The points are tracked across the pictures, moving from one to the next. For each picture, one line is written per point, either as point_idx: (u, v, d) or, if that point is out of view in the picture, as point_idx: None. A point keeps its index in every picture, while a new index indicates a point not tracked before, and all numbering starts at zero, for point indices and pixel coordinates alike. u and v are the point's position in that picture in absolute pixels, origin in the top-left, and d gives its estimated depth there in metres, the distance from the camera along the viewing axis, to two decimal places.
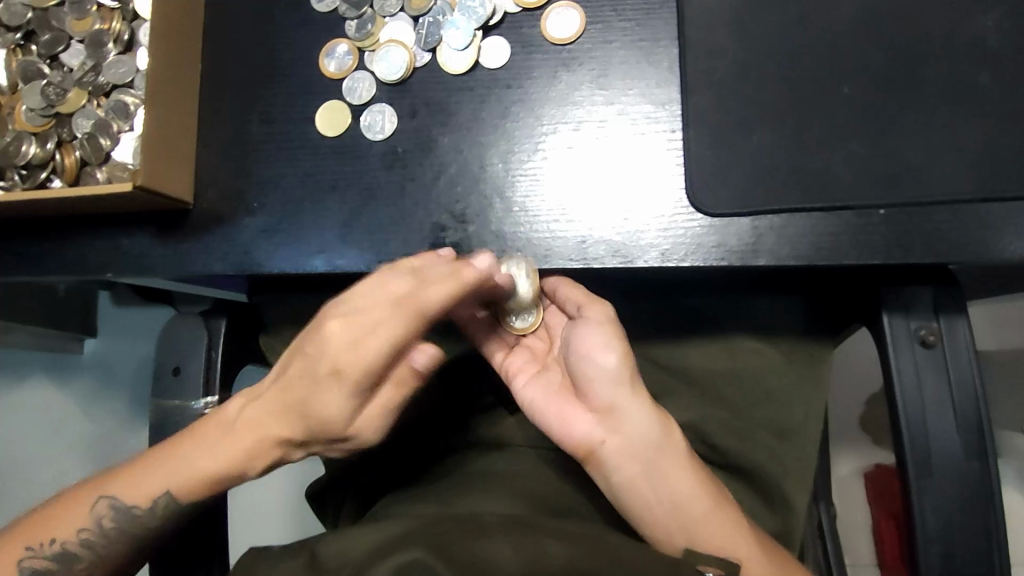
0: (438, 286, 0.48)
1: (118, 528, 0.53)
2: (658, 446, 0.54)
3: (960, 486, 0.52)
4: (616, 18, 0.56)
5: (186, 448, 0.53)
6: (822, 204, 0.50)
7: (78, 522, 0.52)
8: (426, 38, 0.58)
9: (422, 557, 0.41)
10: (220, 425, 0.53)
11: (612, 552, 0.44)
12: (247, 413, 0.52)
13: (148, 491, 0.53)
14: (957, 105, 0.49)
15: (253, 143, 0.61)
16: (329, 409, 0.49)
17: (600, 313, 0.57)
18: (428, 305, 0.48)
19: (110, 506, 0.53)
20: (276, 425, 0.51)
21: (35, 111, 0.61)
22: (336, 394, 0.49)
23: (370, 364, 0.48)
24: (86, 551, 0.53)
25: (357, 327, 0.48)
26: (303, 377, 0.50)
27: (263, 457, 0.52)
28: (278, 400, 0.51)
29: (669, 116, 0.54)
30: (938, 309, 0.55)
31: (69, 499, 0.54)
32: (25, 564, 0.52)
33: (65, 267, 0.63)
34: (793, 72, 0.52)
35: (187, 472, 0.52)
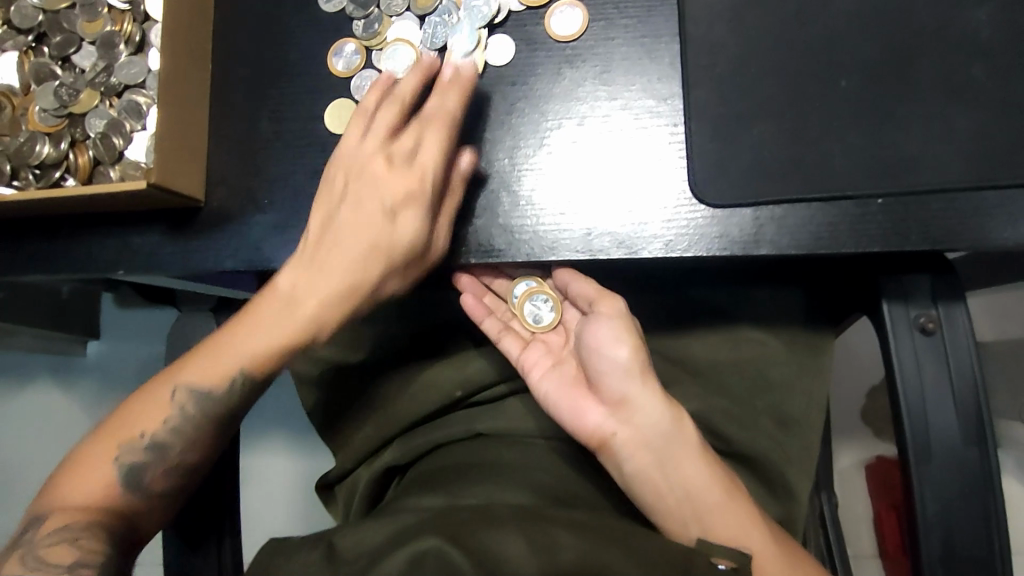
0: (447, 94, 0.54)
1: (202, 412, 0.56)
2: (671, 437, 0.55)
3: (959, 470, 0.53)
4: (618, 16, 0.57)
5: (251, 326, 0.57)
6: (821, 194, 0.51)
7: (163, 413, 0.55)
8: (432, 38, 0.59)
9: (438, 546, 0.42)
10: (285, 298, 0.57)
11: (623, 543, 0.45)
12: (304, 281, 0.56)
13: (223, 370, 0.56)
14: (953, 97, 0.51)
15: (263, 142, 0.63)
16: (400, 230, 0.54)
17: (613, 307, 0.58)
18: (451, 108, 0.54)
19: (189, 394, 0.56)
20: (348, 272, 0.56)
21: (47, 113, 0.62)
22: (408, 214, 0.54)
23: (431, 172, 0.54)
24: (178, 438, 0.55)
25: (402, 157, 0.55)
26: (357, 224, 0.56)
27: (338, 306, 0.56)
28: (346, 250, 0.56)
29: (671, 110, 0.55)
30: (936, 297, 0.56)
31: (147, 397, 0.56)
32: (123, 459, 0.54)
33: (77, 265, 0.65)
34: (792, 67, 0.53)
35: (262, 346, 0.56)
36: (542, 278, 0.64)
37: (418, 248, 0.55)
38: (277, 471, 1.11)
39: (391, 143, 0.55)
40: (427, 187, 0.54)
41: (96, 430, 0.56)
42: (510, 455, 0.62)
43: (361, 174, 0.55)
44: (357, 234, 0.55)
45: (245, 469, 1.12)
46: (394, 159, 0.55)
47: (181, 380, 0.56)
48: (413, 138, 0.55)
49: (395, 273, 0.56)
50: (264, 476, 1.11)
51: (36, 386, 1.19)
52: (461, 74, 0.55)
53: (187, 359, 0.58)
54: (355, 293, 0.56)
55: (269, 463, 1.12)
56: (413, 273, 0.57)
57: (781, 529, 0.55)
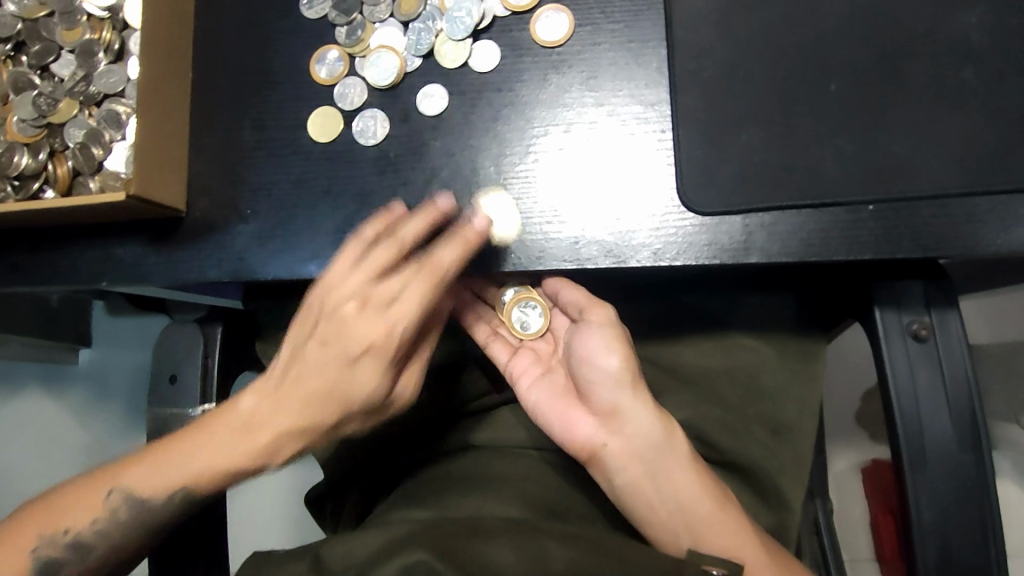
0: (447, 248, 0.51)
1: (132, 520, 0.53)
2: (662, 448, 0.54)
3: (954, 478, 0.53)
4: (605, 21, 0.56)
5: (200, 444, 0.53)
6: (812, 200, 0.51)
7: (92, 514, 0.52)
8: (415, 45, 0.58)
9: (426, 558, 0.42)
10: (242, 420, 0.53)
11: (614, 553, 0.44)
12: (265, 406, 0.53)
13: (167, 483, 0.53)
14: (943, 100, 0.50)
15: (245, 151, 0.61)
16: (361, 379, 0.53)
17: (602, 316, 0.57)
18: (444, 266, 0.51)
19: (124, 498, 0.53)
20: (309, 411, 0.53)
21: (25, 122, 0.61)
22: (371, 364, 0.52)
23: (402, 326, 0.52)
24: (101, 541, 0.52)
25: (377, 305, 0.52)
26: (322, 364, 0.53)
27: (291, 442, 0.54)
28: (307, 388, 0.53)
29: (659, 116, 0.54)
30: (930, 302, 0.55)
31: (82, 488, 0.53)
32: (38, 553, 0.51)
33: (58, 277, 0.64)
34: (780, 71, 0.52)
35: (208, 464, 0.53)
36: (531, 286, 0.61)
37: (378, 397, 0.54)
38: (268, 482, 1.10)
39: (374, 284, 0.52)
40: (395, 343, 0.52)
41: (21, 509, 0.53)
42: (500, 466, 0.61)
43: (333, 314, 0.52)
44: (320, 374, 0.53)
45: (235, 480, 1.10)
46: (369, 304, 0.52)
47: (118, 482, 0.53)
48: (395, 287, 0.52)
49: (355, 417, 0.55)
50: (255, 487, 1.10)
51: None
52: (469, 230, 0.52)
53: (130, 457, 0.55)
54: (313, 433, 0.54)
55: (259, 474, 1.10)
56: (372, 418, 0.56)
57: (775, 542, 0.54)
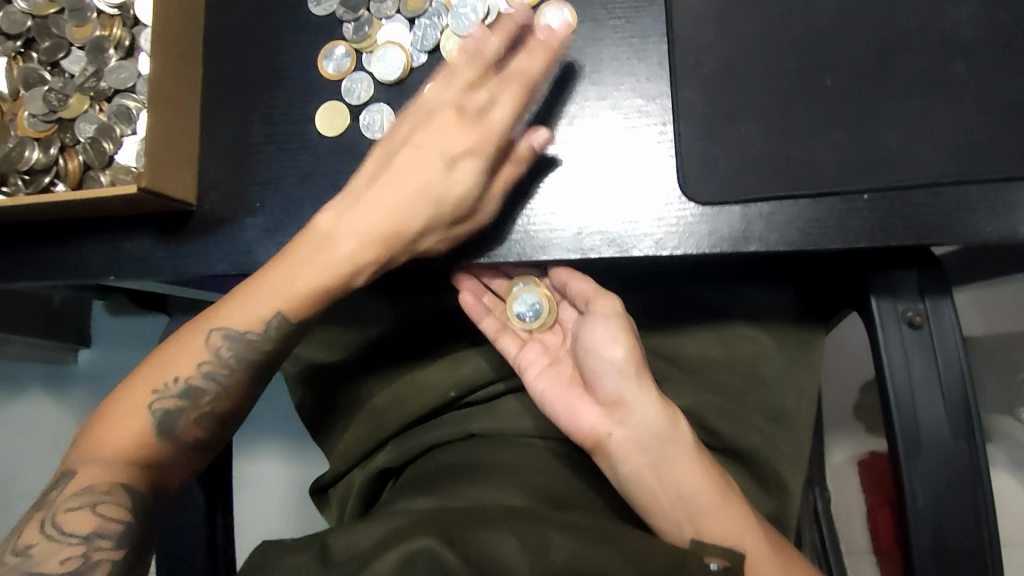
0: (524, 57, 0.54)
1: (237, 355, 0.56)
2: (665, 439, 0.55)
3: (948, 462, 0.54)
4: (607, 17, 0.58)
5: (290, 265, 0.56)
6: (809, 191, 0.52)
7: (199, 356, 0.56)
8: (421, 41, 0.60)
9: (430, 545, 0.43)
10: (321, 237, 0.56)
11: (616, 545, 0.45)
12: (347, 221, 0.56)
13: (260, 314, 0.56)
14: (936, 94, 0.51)
15: (254, 145, 0.63)
16: (454, 179, 0.55)
17: (608, 306, 0.59)
18: (531, 72, 0.54)
19: (224, 336, 0.56)
20: (394, 216, 0.56)
21: (36, 118, 0.62)
22: (464, 170, 0.55)
23: (495, 133, 0.54)
24: (210, 385, 0.56)
25: (473, 113, 0.55)
26: (414, 171, 0.56)
27: (374, 248, 0.56)
28: (398, 196, 0.56)
29: (660, 109, 0.56)
30: (923, 292, 0.57)
31: (182, 338, 0.57)
32: (156, 406, 0.54)
33: (67, 269, 0.64)
34: (778, 65, 0.54)
35: (297, 287, 0.56)
36: (539, 278, 0.64)
37: (465, 206, 0.55)
38: (273, 474, 1.11)
39: (464, 95, 0.56)
40: (490, 145, 0.54)
41: (128, 376, 0.56)
42: (505, 454, 0.62)
43: (422, 112, 0.56)
44: (410, 184, 0.56)
45: (240, 472, 1.12)
46: (463, 116, 0.55)
47: (217, 324, 0.56)
48: (486, 95, 0.55)
49: (438, 228, 0.56)
50: (260, 479, 1.11)
51: (24, 395, 1.17)
52: (547, 37, 0.54)
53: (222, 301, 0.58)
54: (396, 244, 0.56)
55: (265, 466, 1.11)
56: (455, 232, 0.56)
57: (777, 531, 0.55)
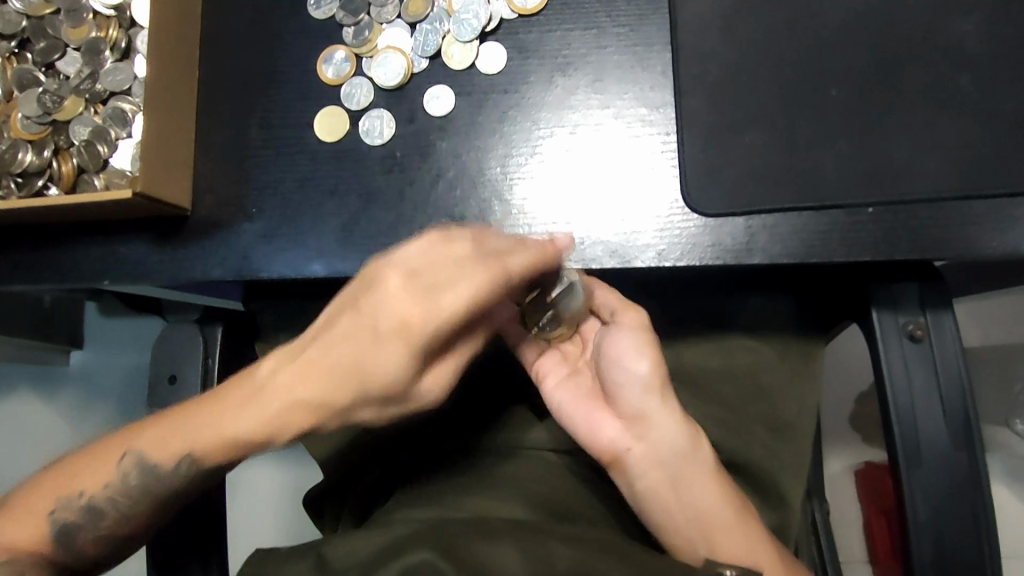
0: (501, 238, 0.47)
1: (142, 485, 0.51)
2: (685, 455, 0.55)
3: (950, 476, 0.54)
4: (610, 24, 0.57)
5: (216, 413, 0.50)
6: (813, 201, 0.52)
7: (105, 477, 0.51)
8: (422, 46, 0.59)
9: (430, 557, 0.42)
10: (251, 389, 0.49)
11: (618, 554, 0.45)
12: (282, 377, 0.49)
13: (177, 449, 0.50)
14: (941, 106, 0.51)
15: (251, 149, 0.62)
16: (384, 361, 0.46)
17: (634, 319, 0.57)
18: (511, 267, 0.46)
19: (137, 462, 0.51)
20: (313, 394, 0.48)
21: (30, 119, 0.61)
22: (394, 350, 0.46)
23: (446, 313, 0.45)
24: (113, 508, 0.51)
25: (428, 282, 0.45)
26: (346, 342, 0.47)
27: (298, 417, 0.48)
28: (326, 358, 0.47)
29: (664, 119, 0.55)
30: (924, 303, 0.56)
31: (98, 450, 0.52)
32: (56, 516, 0.51)
33: (59, 275, 0.63)
34: (782, 75, 0.53)
35: (212, 433, 0.49)
36: None
37: (395, 386, 0.47)
38: (269, 485, 1.09)
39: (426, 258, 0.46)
40: (426, 331, 0.45)
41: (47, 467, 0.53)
42: (504, 465, 0.61)
43: (378, 272, 0.46)
44: (346, 349, 0.47)
45: (235, 482, 1.10)
46: (416, 301, 0.45)
47: (134, 444, 0.51)
48: (450, 283, 0.45)
49: (369, 405, 0.48)
50: (256, 490, 1.09)
51: (15, 397, 1.16)
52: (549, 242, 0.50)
53: (151, 419, 0.53)
54: (315, 413, 0.48)
55: (260, 477, 1.10)
56: (385, 410, 0.49)
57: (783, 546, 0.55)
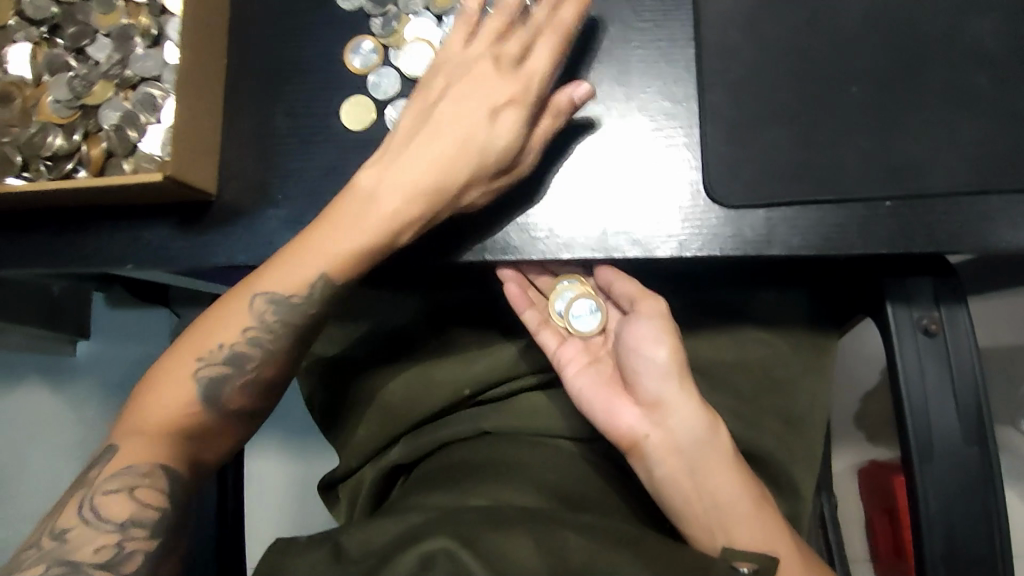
0: (541, 45, 0.55)
1: (282, 320, 0.56)
2: (704, 443, 0.56)
3: (961, 469, 0.55)
4: (635, 19, 0.58)
5: (330, 228, 0.56)
6: (832, 196, 0.53)
7: (243, 317, 0.56)
8: (450, 37, 0.60)
9: (447, 546, 0.43)
10: (364, 198, 0.56)
11: (632, 545, 0.46)
12: (389, 180, 0.55)
13: (303, 277, 0.55)
14: (959, 104, 0.52)
15: (277, 137, 0.63)
16: (499, 132, 0.54)
17: (654, 308, 0.58)
18: (568, 20, 0.54)
19: (269, 300, 0.56)
20: (434, 176, 0.55)
21: (60, 103, 0.62)
22: (509, 117, 0.54)
23: (534, 78, 0.54)
24: (257, 350, 0.56)
25: (510, 62, 0.55)
26: (455, 124, 0.55)
27: (416, 207, 0.55)
28: (431, 155, 0.55)
29: (687, 112, 0.56)
30: (939, 299, 0.57)
31: (226, 304, 0.57)
32: (202, 373, 0.55)
33: (83, 257, 0.64)
34: (804, 72, 0.55)
35: (340, 248, 0.55)
36: (584, 277, 0.63)
37: (508, 156, 0.54)
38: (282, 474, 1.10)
39: (496, 48, 0.56)
40: (531, 92, 0.54)
41: (172, 346, 0.57)
42: (518, 452, 0.62)
43: (462, 67, 0.56)
44: (451, 146, 0.55)
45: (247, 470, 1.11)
46: (502, 62, 0.55)
47: (260, 288, 0.56)
48: (523, 43, 0.55)
49: (479, 182, 0.55)
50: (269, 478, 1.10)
51: None
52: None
53: (265, 265, 0.57)
54: (438, 195, 0.55)
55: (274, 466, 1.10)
56: (496, 184, 0.55)
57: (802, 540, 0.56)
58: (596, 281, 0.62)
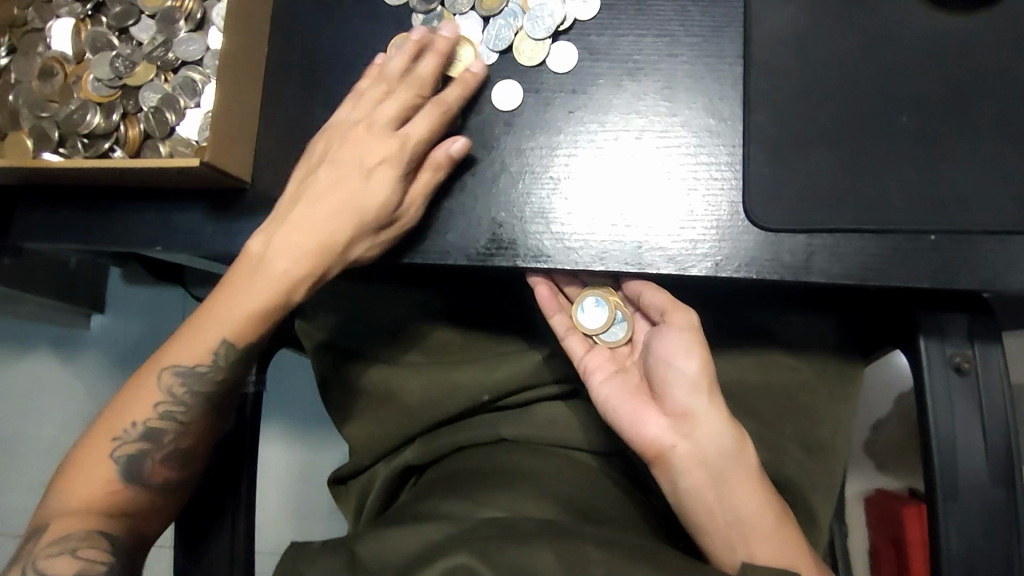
0: (427, 61, 0.57)
1: (191, 391, 0.56)
2: (729, 457, 0.55)
3: (989, 512, 0.53)
4: (683, 34, 0.58)
5: (229, 290, 0.56)
6: (874, 226, 0.52)
7: (151, 400, 0.56)
8: (495, 40, 0.59)
9: (467, 561, 0.43)
10: (254, 263, 0.56)
11: (653, 561, 0.45)
12: (274, 245, 0.56)
13: (207, 344, 0.56)
14: (1009, 141, 0.51)
15: (314, 129, 0.62)
16: (375, 188, 0.55)
17: (684, 320, 0.57)
18: (449, 101, 0.56)
19: (175, 374, 0.56)
20: (319, 231, 0.55)
21: (101, 83, 0.62)
22: (384, 174, 0.55)
23: (411, 143, 0.55)
24: (170, 423, 0.56)
25: (385, 124, 0.56)
26: (334, 182, 0.56)
27: (304, 264, 0.55)
28: (314, 211, 0.55)
29: (730, 131, 0.55)
30: (972, 335, 0.56)
31: (134, 387, 0.56)
32: (119, 453, 0.55)
33: (113, 236, 0.64)
34: (854, 97, 0.54)
35: (239, 312, 0.56)
36: (613, 289, 0.62)
37: (389, 209, 0.55)
38: (297, 464, 1.10)
39: (373, 110, 0.57)
40: (405, 152, 0.55)
41: (84, 434, 0.56)
42: (534, 461, 0.62)
43: (345, 137, 0.57)
44: (334, 195, 0.55)
45: (263, 455, 1.11)
46: (377, 124, 0.56)
47: (167, 363, 0.56)
48: (403, 111, 0.56)
49: (366, 237, 0.56)
50: (283, 467, 1.10)
51: (36, 354, 1.18)
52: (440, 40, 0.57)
53: (174, 339, 0.58)
54: (320, 249, 0.55)
55: (288, 455, 1.10)
56: (383, 236, 0.56)
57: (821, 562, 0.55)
58: (627, 292, 0.61)
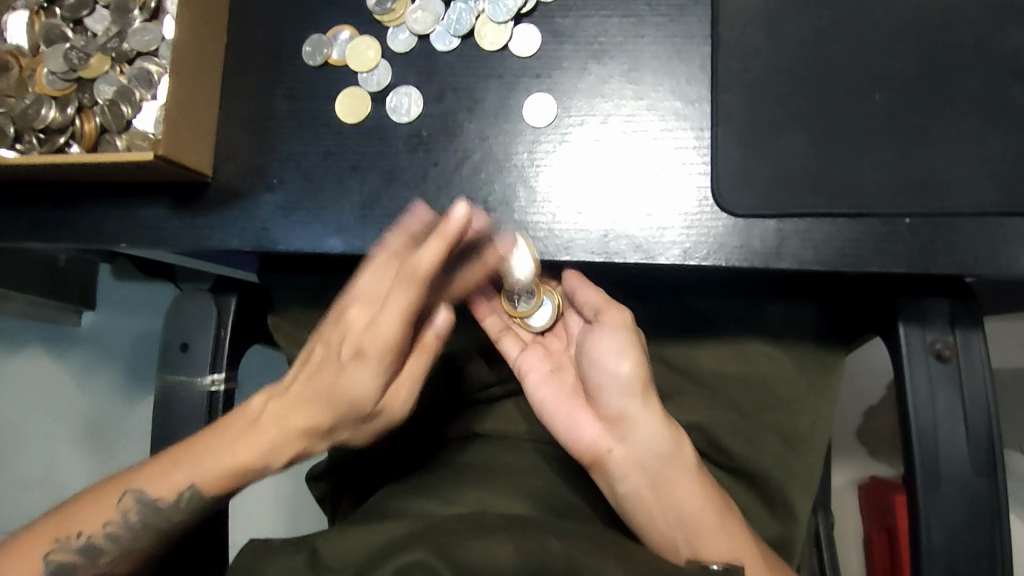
0: (426, 246, 0.51)
1: (144, 522, 0.55)
2: (668, 459, 0.53)
3: (969, 502, 0.52)
4: (650, 13, 0.55)
5: (212, 445, 0.55)
6: (848, 209, 0.50)
7: (102, 517, 0.54)
8: (455, 24, 0.57)
9: (424, 558, 0.42)
10: (247, 422, 0.56)
11: (615, 552, 0.44)
12: (272, 409, 0.56)
13: (176, 483, 0.54)
14: (987, 116, 0.49)
15: (276, 120, 0.61)
16: (357, 382, 0.54)
17: (618, 318, 0.56)
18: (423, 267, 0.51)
19: (136, 501, 0.55)
20: (306, 418, 0.55)
21: (56, 76, 0.61)
22: (365, 370, 0.54)
23: (386, 337, 0.53)
24: (112, 545, 0.54)
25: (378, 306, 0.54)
26: (330, 371, 0.55)
27: (287, 448, 0.55)
28: (307, 396, 0.56)
29: (699, 114, 0.54)
30: (954, 321, 0.54)
31: (95, 495, 0.55)
32: (52, 556, 0.53)
33: (75, 234, 0.63)
34: (826, 74, 0.52)
35: (210, 467, 0.54)
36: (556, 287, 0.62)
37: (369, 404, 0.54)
38: None
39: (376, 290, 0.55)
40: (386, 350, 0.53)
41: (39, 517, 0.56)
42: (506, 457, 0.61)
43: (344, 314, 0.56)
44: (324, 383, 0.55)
45: None
46: (375, 302, 0.55)
47: (135, 483, 0.55)
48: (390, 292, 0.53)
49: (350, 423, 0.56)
50: None
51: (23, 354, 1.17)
52: (447, 225, 0.51)
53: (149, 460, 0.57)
54: (306, 436, 0.55)
55: None
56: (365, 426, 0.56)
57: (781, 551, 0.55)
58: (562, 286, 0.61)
